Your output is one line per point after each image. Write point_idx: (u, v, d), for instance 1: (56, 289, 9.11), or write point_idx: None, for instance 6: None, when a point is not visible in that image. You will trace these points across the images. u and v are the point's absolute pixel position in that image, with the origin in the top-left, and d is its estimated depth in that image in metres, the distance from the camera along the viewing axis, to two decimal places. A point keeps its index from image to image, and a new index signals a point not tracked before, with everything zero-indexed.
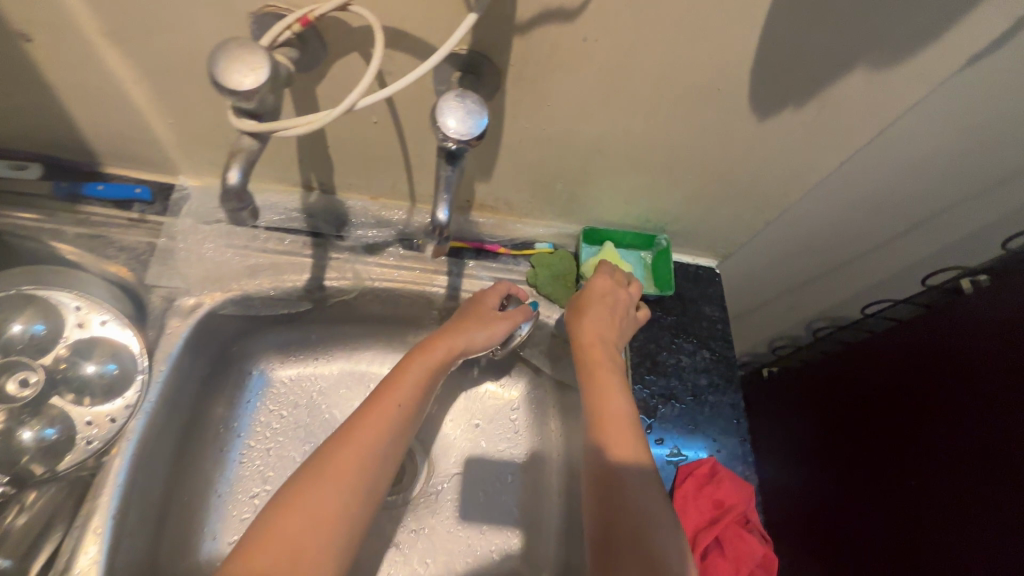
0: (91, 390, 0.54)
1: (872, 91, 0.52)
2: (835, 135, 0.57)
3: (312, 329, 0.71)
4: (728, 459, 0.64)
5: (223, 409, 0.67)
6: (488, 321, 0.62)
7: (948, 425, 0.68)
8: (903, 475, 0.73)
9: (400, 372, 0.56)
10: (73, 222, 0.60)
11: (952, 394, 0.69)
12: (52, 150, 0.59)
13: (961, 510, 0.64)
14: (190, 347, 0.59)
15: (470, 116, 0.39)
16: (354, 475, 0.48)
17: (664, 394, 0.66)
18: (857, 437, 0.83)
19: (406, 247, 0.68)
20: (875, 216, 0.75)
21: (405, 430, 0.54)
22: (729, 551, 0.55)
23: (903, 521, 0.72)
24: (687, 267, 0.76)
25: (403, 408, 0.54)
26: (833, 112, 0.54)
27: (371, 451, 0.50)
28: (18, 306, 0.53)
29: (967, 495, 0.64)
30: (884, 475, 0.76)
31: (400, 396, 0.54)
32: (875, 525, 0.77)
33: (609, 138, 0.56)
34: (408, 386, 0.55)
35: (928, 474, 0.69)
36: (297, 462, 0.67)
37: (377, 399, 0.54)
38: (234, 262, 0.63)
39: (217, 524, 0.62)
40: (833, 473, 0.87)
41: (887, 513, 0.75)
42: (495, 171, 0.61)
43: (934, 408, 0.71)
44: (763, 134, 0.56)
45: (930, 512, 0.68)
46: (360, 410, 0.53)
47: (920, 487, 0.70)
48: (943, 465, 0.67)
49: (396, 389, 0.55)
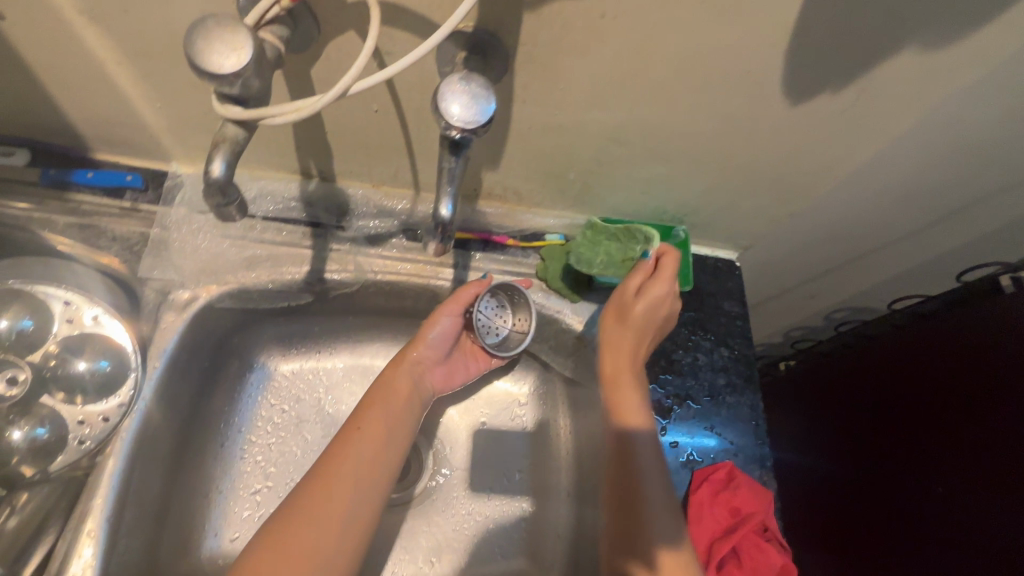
0: (83, 388, 0.51)
1: (919, 74, 0.47)
2: (875, 122, 0.52)
3: (314, 322, 0.68)
4: (746, 463, 0.61)
5: (224, 404, 0.65)
6: (433, 318, 0.62)
7: (976, 433, 0.65)
8: (926, 481, 0.70)
9: (370, 395, 0.57)
10: (65, 211, 0.57)
11: (977, 402, 0.65)
12: (40, 134, 0.56)
13: (986, 523, 0.61)
14: (187, 341, 0.57)
15: (476, 101, 0.36)
16: (332, 505, 0.49)
17: (679, 394, 0.63)
18: (872, 438, 0.81)
19: (410, 238, 0.64)
20: (910, 208, 0.69)
21: (383, 449, 0.54)
22: (746, 561, 0.53)
23: (925, 531, 0.69)
24: (705, 259, 0.72)
25: (377, 428, 0.55)
26: (874, 97, 0.49)
27: (350, 477, 0.51)
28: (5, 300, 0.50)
29: (990, 509, 0.61)
30: (904, 480, 0.73)
31: (372, 417, 0.55)
32: (895, 533, 0.74)
33: (627, 125, 0.52)
34: (379, 409, 0.56)
35: (954, 483, 0.66)
36: (300, 458, 0.65)
37: (348, 424, 0.55)
38: (231, 254, 0.60)
39: (218, 521, 0.61)
40: (852, 472, 0.84)
41: (906, 522, 0.72)
42: (503, 159, 0.57)
43: (959, 415, 0.67)
44: (795, 120, 0.51)
45: (951, 522, 0.66)
46: (335, 438, 0.54)
47: (943, 494, 0.67)
48: (971, 475, 0.64)
49: (369, 410, 0.56)
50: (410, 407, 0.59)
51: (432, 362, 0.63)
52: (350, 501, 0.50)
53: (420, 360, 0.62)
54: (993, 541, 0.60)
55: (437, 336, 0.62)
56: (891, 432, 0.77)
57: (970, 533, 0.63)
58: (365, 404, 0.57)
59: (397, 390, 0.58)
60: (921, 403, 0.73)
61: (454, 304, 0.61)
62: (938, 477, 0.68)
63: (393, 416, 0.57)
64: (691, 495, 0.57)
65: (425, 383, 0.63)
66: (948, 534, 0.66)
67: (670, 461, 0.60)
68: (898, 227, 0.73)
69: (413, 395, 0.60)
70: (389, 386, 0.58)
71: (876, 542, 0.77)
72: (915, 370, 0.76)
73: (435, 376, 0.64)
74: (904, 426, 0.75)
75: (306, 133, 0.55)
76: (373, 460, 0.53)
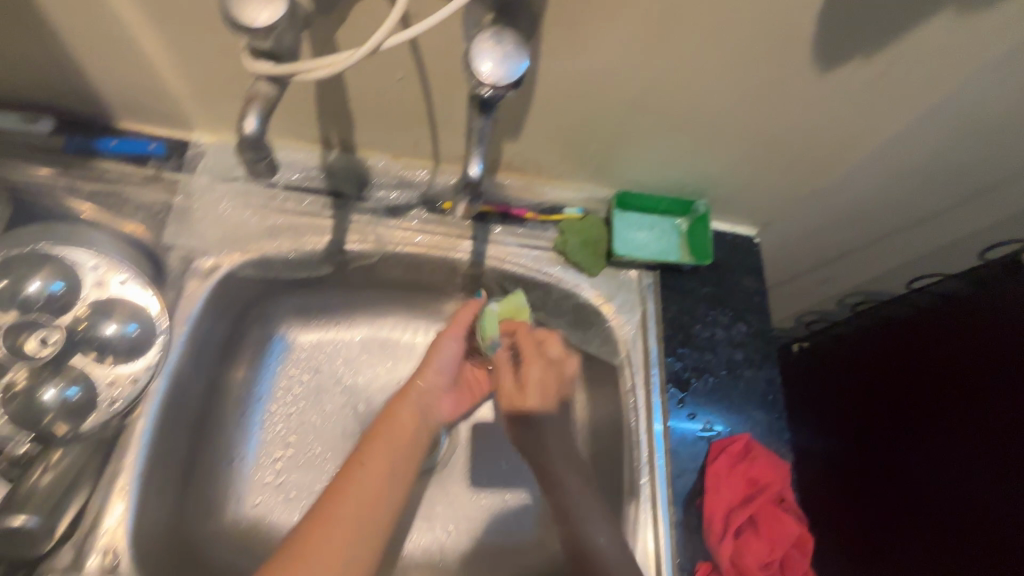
0: (112, 349, 0.51)
1: (953, 41, 0.46)
2: (904, 92, 0.51)
3: (333, 294, 0.69)
4: (763, 435, 0.61)
5: (245, 372, 0.65)
6: (437, 345, 0.60)
7: (990, 421, 0.64)
8: (933, 466, 0.70)
9: (374, 431, 0.53)
10: (89, 178, 0.58)
11: (989, 390, 0.66)
12: (65, 100, 0.56)
13: (999, 511, 0.62)
14: (210, 307, 0.58)
15: (507, 59, 0.36)
16: (329, 552, 0.43)
17: (697, 367, 0.64)
18: (888, 439, 0.77)
19: (430, 210, 0.64)
20: (935, 192, 0.67)
21: (388, 486, 0.49)
22: (763, 529, 0.53)
23: (933, 518, 0.69)
24: (724, 236, 0.72)
25: (383, 466, 0.50)
26: (905, 65, 0.48)
27: (350, 522, 0.46)
28: (35, 262, 0.50)
29: (1005, 498, 0.61)
30: (909, 466, 0.73)
31: (376, 455, 0.51)
32: (897, 521, 0.74)
33: (652, 92, 0.52)
34: (382, 444, 0.52)
35: (965, 468, 0.66)
36: (319, 427, 0.67)
37: (348, 462, 0.50)
38: (252, 224, 0.60)
39: (241, 487, 0.62)
40: (863, 476, 0.80)
41: (911, 511, 0.72)
42: (524, 129, 0.57)
43: (969, 402, 0.67)
44: (824, 88, 0.51)
45: (963, 510, 0.65)
46: (335, 478, 0.49)
47: (952, 477, 0.67)
48: (982, 460, 0.64)
49: (373, 445, 0.51)
50: (416, 444, 0.54)
51: (440, 387, 0.60)
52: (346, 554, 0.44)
53: (428, 389, 0.59)
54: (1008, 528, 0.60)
55: (444, 363, 0.60)
56: (896, 418, 0.77)
57: (982, 522, 0.63)
58: (369, 439, 0.52)
59: (404, 424, 0.54)
60: (929, 391, 0.73)
61: (454, 328, 0.60)
62: (947, 461, 0.68)
63: (400, 449, 0.52)
64: (708, 465, 0.57)
65: (434, 413, 0.59)
66: (958, 522, 0.66)
67: (688, 432, 0.60)
68: (919, 211, 0.72)
69: (421, 428, 0.56)
70: (395, 420, 0.54)
71: (875, 526, 0.77)
72: (921, 353, 0.75)
73: (443, 405, 0.62)
74: (911, 413, 0.75)
75: (326, 100, 0.55)
76: (375, 500, 0.48)
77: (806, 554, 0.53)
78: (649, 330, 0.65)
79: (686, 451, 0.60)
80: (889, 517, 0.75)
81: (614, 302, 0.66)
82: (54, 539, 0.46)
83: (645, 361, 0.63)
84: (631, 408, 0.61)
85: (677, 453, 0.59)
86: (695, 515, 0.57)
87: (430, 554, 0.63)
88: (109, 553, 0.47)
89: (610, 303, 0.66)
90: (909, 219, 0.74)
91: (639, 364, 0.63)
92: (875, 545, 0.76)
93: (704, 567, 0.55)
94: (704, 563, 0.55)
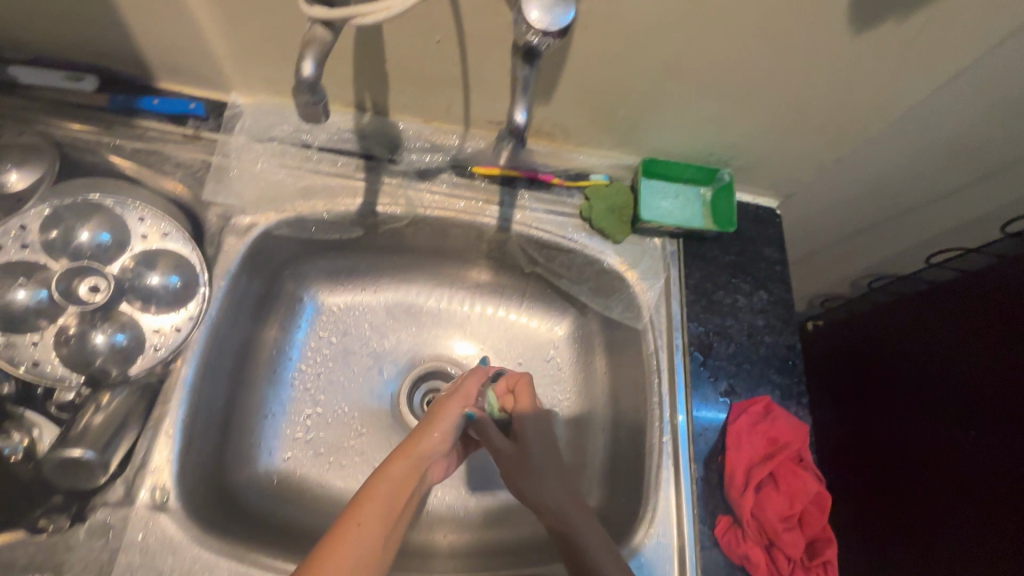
0: (157, 299, 0.54)
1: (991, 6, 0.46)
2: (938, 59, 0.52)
3: (361, 259, 0.71)
4: (782, 398, 0.62)
5: (277, 333, 0.67)
6: (440, 410, 0.58)
7: (997, 387, 0.64)
8: (943, 432, 0.70)
9: (367, 487, 0.49)
10: (131, 136, 0.59)
11: (985, 366, 0.66)
12: (108, 58, 0.58)
13: (1003, 475, 0.62)
14: (247, 264, 0.60)
15: (555, 8, 0.37)
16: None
17: (719, 331, 0.65)
18: (896, 438, 0.78)
19: (459, 174, 0.66)
20: (961, 165, 0.68)
21: (380, 550, 0.45)
22: (783, 486, 0.55)
23: (943, 484, 0.69)
24: (746, 206, 0.73)
25: (379, 524, 0.46)
26: (942, 31, 0.49)
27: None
28: (87, 213, 0.52)
29: (1009, 462, 0.61)
30: (919, 434, 0.74)
31: (372, 510, 0.47)
32: (911, 490, 0.75)
33: (686, 56, 0.52)
34: (378, 503, 0.48)
35: (973, 433, 0.66)
36: (347, 387, 0.68)
37: (347, 516, 0.46)
38: (288, 183, 0.62)
39: (274, 442, 0.64)
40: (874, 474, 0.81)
41: (922, 481, 0.73)
42: (556, 94, 0.57)
43: (976, 369, 0.67)
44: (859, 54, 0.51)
45: (970, 475, 0.66)
46: (325, 537, 0.44)
47: (960, 442, 0.68)
48: (988, 426, 0.65)
49: (365, 505, 0.47)
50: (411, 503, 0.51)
51: (442, 456, 0.57)
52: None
53: (429, 454, 0.55)
54: (1012, 492, 0.61)
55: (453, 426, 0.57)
56: (908, 388, 0.77)
57: (989, 489, 0.64)
58: (362, 496, 0.48)
59: (400, 479, 0.51)
60: (940, 359, 0.73)
61: (460, 398, 0.59)
62: (953, 429, 0.69)
63: (393, 514, 0.48)
64: (729, 424, 0.59)
65: (427, 478, 0.55)
66: (966, 487, 0.66)
67: (710, 393, 0.62)
68: (943, 187, 0.72)
69: (417, 490, 0.52)
70: (392, 476, 0.51)
71: (887, 492, 0.78)
72: (933, 322, 0.75)
73: (438, 470, 0.57)
74: (923, 382, 0.75)
75: (363, 62, 0.56)
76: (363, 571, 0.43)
77: (824, 510, 0.54)
78: (673, 296, 0.66)
79: (708, 411, 0.61)
80: (900, 486, 0.76)
81: (638, 268, 0.67)
82: (108, 474, 0.48)
83: (669, 325, 0.65)
84: (655, 370, 0.63)
85: (700, 412, 0.61)
86: (716, 471, 0.59)
87: (455, 508, 0.65)
88: (159, 488, 0.49)
89: (634, 270, 0.67)
90: (933, 194, 0.74)
91: (663, 328, 0.65)
92: (888, 513, 0.77)
93: (724, 521, 0.56)
94: (725, 517, 0.57)
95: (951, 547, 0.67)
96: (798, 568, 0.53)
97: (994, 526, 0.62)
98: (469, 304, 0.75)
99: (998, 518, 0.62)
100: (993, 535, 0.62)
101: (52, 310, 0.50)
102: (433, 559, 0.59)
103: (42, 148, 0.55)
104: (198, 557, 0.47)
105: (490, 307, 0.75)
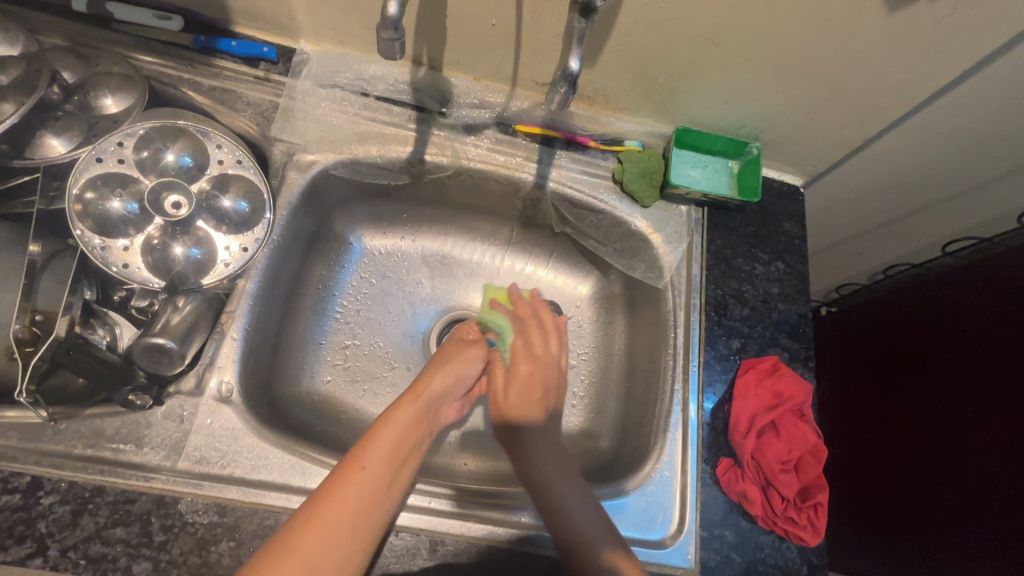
0: (228, 221, 0.61)
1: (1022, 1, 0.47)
2: (966, 52, 0.53)
3: (404, 206, 0.76)
4: (789, 360, 0.67)
5: (325, 269, 0.73)
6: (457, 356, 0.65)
7: (998, 362, 0.65)
8: (942, 412, 0.72)
9: (374, 433, 0.53)
10: (209, 74, 0.66)
11: (980, 352, 0.68)
12: (192, 2, 0.63)
13: (1001, 445, 0.63)
14: (306, 198, 0.66)
15: None
16: (322, 548, 0.44)
17: (735, 295, 0.69)
18: (892, 419, 0.81)
19: (502, 131, 0.71)
20: (991, 159, 0.69)
21: (386, 490, 0.49)
22: (784, 433, 0.59)
23: (938, 456, 0.71)
24: (771, 182, 0.77)
25: (382, 467, 0.50)
26: (967, 26, 0.51)
27: (345, 522, 0.45)
28: (173, 137, 0.60)
29: (1007, 432, 0.62)
30: (921, 411, 0.75)
31: (376, 454, 0.50)
32: (897, 464, 0.78)
33: (725, 31, 0.55)
34: (386, 443, 0.52)
35: (971, 409, 0.67)
36: (383, 324, 0.74)
37: (351, 459, 0.49)
38: (345, 127, 0.68)
39: (316, 366, 0.70)
40: (863, 454, 0.84)
41: (915, 455, 0.75)
42: (602, 59, 0.61)
43: (978, 349, 0.69)
44: (898, 39, 0.53)
45: (972, 454, 0.66)
46: (334, 474, 0.48)
47: (959, 419, 0.69)
48: (986, 403, 0.66)
49: (372, 450, 0.50)
50: (417, 447, 0.54)
51: (453, 396, 0.62)
52: (341, 547, 0.44)
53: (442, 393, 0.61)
54: (994, 463, 0.63)
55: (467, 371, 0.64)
56: (914, 369, 0.79)
57: (985, 463, 0.64)
58: (368, 440, 0.52)
59: (405, 425, 0.54)
60: (947, 340, 0.74)
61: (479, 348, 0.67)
62: (951, 407, 0.70)
63: (397, 456, 0.51)
64: (737, 377, 0.64)
65: (437, 417, 0.60)
66: (963, 457, 0.67)
67: (723, 349, 0.67)
68: (971, 180, 0.74)
69: (425, 434, 0.56)
70: (398, 421, 0.54)
71: (886, 470, 0.79)
72: (934, 308, 0.78)
73: (450, 411, 0.63)
74: (927, 364, 0.76)
75: (422, 22, 0.60)
76: (368, 509, 0.47)
77: (821, 460, 0.58)
78: (695, 258, 0.70)
79: (718, 365, 0.66)
80: (902, 463, 0.77)
81: (663, 232, 0.71)
82: (183, 365, 0.55)
83: (688, 285, 0.69)
84: (672, 325, 0.67)
85: (710, 365, 0.65)
86: (722, 418, 0.64)
87: (476, 438, 0.70)
88: (225, 383, 0.56)
89: (659, 233, 0.71)
90: (962, 188, 0.75)
91: (682, 288, 0.69)
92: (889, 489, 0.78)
93: (725, 462, 0.61)
94: (726, 459, 0.62)
95: (946, 520, 0.68)
96: (790, 508, 0.57)
97: (988, 495, 0.63)
98: (500, 257, 0.80)
99: (995, 483, 0.63)
100: (977, 506, 0.64)
101: (141, 220, 0.58)
102: (454, 477, 0.65)
103: (135, 80, 0.60)
104: (255, 446, 0.54)
105: (518, 262, 0.80)
